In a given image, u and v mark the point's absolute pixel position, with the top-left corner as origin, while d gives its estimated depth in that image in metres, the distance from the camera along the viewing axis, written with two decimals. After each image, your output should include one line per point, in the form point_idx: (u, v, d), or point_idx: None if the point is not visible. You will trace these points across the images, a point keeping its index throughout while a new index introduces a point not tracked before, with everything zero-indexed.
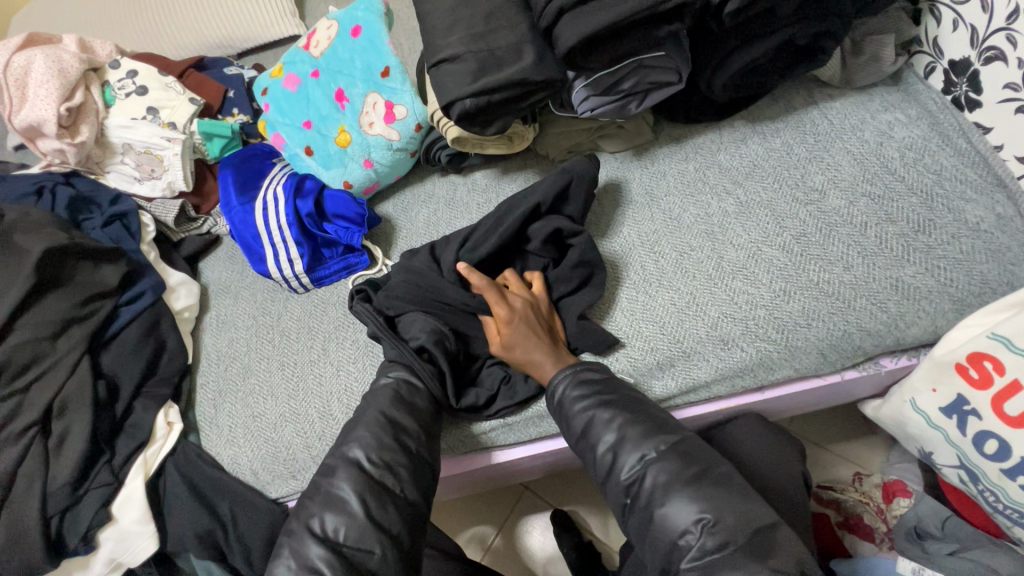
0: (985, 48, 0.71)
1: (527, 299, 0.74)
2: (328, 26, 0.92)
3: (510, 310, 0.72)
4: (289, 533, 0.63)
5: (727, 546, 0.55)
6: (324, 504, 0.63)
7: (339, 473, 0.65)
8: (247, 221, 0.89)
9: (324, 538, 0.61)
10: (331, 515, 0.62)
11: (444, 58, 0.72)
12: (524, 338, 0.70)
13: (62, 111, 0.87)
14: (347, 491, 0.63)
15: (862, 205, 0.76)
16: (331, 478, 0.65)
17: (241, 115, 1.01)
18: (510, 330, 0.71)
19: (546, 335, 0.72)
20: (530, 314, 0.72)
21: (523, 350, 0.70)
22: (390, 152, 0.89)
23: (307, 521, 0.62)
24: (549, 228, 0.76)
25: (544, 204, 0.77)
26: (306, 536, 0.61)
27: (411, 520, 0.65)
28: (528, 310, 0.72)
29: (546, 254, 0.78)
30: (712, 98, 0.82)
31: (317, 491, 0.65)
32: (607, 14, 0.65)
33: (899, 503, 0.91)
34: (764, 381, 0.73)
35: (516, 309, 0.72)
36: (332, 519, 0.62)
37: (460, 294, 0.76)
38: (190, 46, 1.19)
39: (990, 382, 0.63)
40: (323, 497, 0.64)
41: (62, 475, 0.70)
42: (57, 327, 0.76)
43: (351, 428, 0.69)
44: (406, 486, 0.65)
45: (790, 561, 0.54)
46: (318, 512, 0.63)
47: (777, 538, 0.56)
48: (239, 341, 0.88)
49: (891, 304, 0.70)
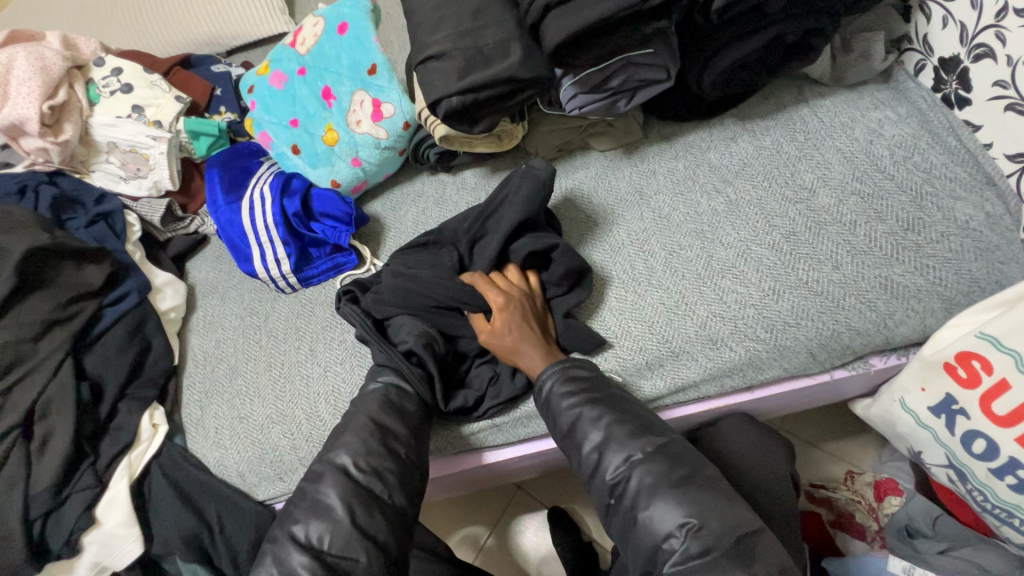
0: (974, 46, 0.71)
1: (523, 292, 0.74)
2: (315, 22, 0.91)
3: (505, 296, 0.72)
4: (274, 539, 0.62)
5: (712, 551, 0.55)
6: (309, 510, 0.62)
7: (326, 479, 0.64)
8: (233, 221, 0.88)
9: (308, 544, 0.60)
10: (316, 522, 0.61)
11: (430, 56, 0.71)
12: (516, 325, 0.70)
13: (45, 110, 0.85)
14: (333, 498, 0.62)
15: (852, 204, 0.76)
16: (316, 485, 0.64)
17: (228, 113, 1.00)
18: (501, 315, 0.71)
19: (537, 326, 0.72)
20: (525, 305, 0.72)
21: (513, 337, 0.70)
22: (378, 150, 0.88)
23: (292, 528, 0.62)
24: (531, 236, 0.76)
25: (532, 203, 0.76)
26: (291, 543, 0.60)
27: (397, 527, 0.64)
28: (523, 301, 0.72)
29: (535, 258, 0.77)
30: (701, 96, 0.82)
31: (303, 497, 0.64)
32: (594, 10, 0.64)
33: (891, 501, 0.92)
34: (753, 381, 0.72)
35: (512, 297, 0.72)
36: (317, 526, 0.61)
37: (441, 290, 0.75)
38: (178, 43, 1.18)
39: (978, 381, 0.62)
40: (309, 503, 0.63)
41: (44, 478, 0.69)
42: (39, 329, 0.76)
43: (337, 432, 0.68)
44: (394, 493, 0.65)
45: (773, 568, 0.54)
46: (302, 518, 0.62)
47: (760, 544, 0.56)
48: (226, 342, 0.87)
49: (880, 303, 0.70)
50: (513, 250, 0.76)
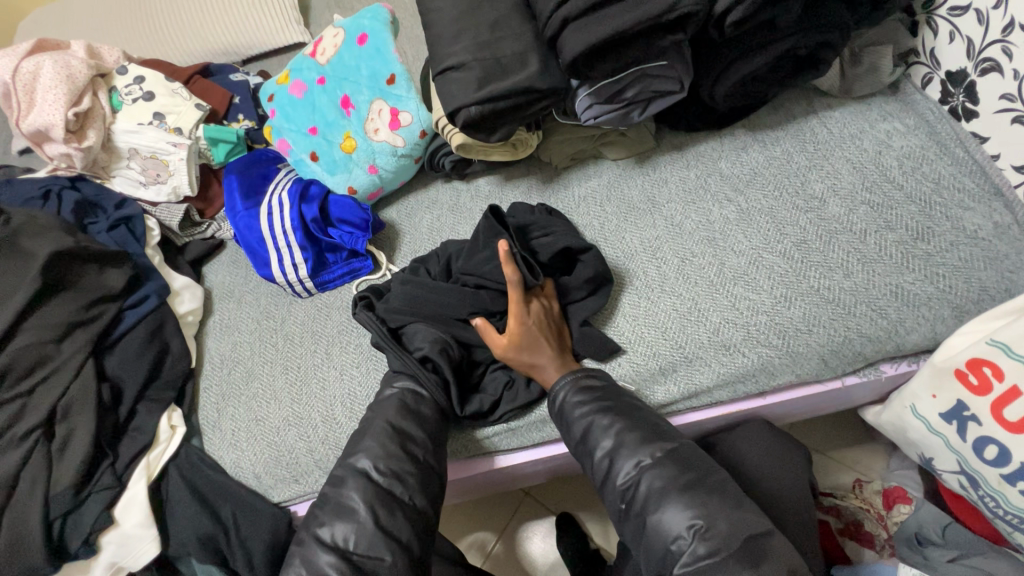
0: (981, 60, 0.72)
1: (546, 309, 0.75)
2: (335, 33, 0.93)
3: (528, 312, 0.72)
4: (299, 541, 0.63)
5: (720, 552, 0.55)
6: (334, 513, 0.63)
7: (348, 484, 0.65)
8: (251, 226, 0.89)
9: (333, 545, 0.61)
10: (340, 524, 0.62)
11: (449, 67, 0.73)
12: (536, 342, 0.71)
13: (69, 116, 0.87)
14: (357, 501, 0.63)
15: (862, 213, 0.77)
16: (339, 489, 0.65)
17: (246, 121, 1.02)
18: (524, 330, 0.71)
19: (555, 343, 0.73)
20: (546, 321, 0.74)
21: (531, 353, 0.71)
22: (394, 158, 0.90)
23: (316, 530, 0.63)
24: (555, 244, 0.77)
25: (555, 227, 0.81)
26: (316, 544, 0.61)
27: (421, 528, 0.65)
28: (543, 313, 0.74)
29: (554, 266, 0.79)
30: (713, 106, 0.84)
31: (326, 501, 0.65)
32: (611, 24, 0.66)
33: (900, 509, 0.92)
34: (765, 387, 0.73)
35: (535, 314, 0.73)
36: (341, 527, 0.62)
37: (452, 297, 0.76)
38: (195, 53, 1.20)
39: (989, 388, 0.63)
40: (334, 506, 0.64)
41: (66, 478, 0.70)
42: (62, 331, 0.77)
43: (357, 438, 0.69)
44: (415, 495, 0.65)
45: (785, 567, 0.54)
46: (328, 521, 0.63)
47: (771, 545, 0.56)
48: (242, 345, 0.88)
49: (891, 310, 0.71)
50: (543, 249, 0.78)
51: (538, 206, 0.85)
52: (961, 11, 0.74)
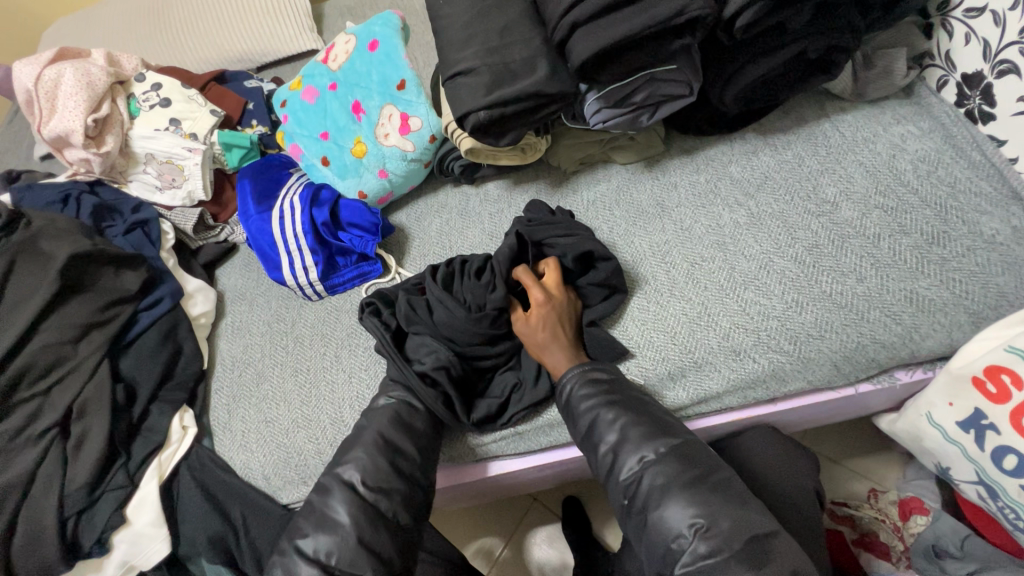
0: (998, 62, 0.71)
1: (568, 299, 0.75)
2: (347, 39, 0.94)
3: (552, 296, 0.73)
4: (282, 552, 0.63)
5: (721, 552, 0.54)
6: (318, 520, 0.64)
7: (332, 493, 0.65)
8: (263, 230, 0.90)
9: (315, 557, 0.61)
10: (323, 537, 0.62)
11: (458, 72, 0.74)
12: (552, 324, 0.71)
13: (89, 122, 0.90)
14: (344, 506, 0.64)
15: (875, 217, 0.76)
16: (325, 499, 0.65)
17: (260, 126, 1.04)
18: (541, 310, 0.72)
19: (569, 331, 0.73)
20: (566, 310, 0.74)
21: (546, 333, 0.71)
22: (405, 162, 0.91)
23: (298, 541, 0.63)
24: (579, 245, 0.76)
25: (576, 230, 0.80)
26: (297, 554, 0.62)
27: (406, 533, 0.65)
28: (568, 307, 0.74)
29: (574, 270, 0.77)
30: (723, 110, 0.83)
31: (311, 510, 0.65)
32: (619, 28, 0.66)
33: (916, 520, 0.90)
34: (776, 393, 0.72)
35: (557, 298, 0.73)
36: (324, 540, 0.62)
37: (455, 321, 0.73)
38: (211, 60, 1.23)
39: (1008, 396, 0.62)
40: (317, 517, 0.64)
41: (79, 477, 0.71)
42: (79, 332, 0.79)
43: (348, 446, 0.70)
44: (398, 510, 0.65)
45: (787, 570, 0.53)
46: (310, 532, 0.63)
47: (774, 547, 0.55)
48: (253, 347, 0.89)
49: (906, 316, 0.70)
50: (565, 253, 0.77)
51: (559, 208, 0.85)
52: (977, 13, 0.72)
